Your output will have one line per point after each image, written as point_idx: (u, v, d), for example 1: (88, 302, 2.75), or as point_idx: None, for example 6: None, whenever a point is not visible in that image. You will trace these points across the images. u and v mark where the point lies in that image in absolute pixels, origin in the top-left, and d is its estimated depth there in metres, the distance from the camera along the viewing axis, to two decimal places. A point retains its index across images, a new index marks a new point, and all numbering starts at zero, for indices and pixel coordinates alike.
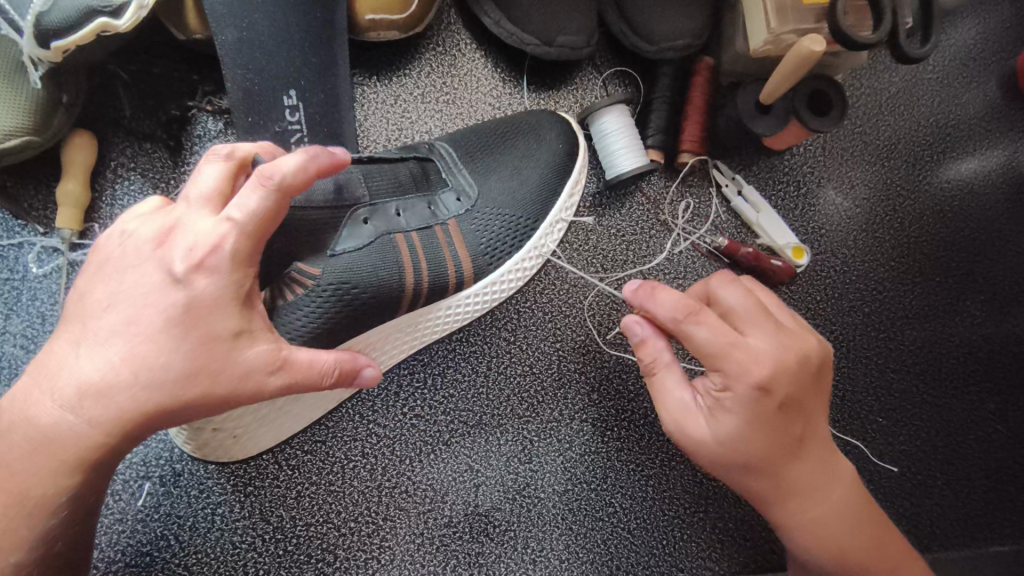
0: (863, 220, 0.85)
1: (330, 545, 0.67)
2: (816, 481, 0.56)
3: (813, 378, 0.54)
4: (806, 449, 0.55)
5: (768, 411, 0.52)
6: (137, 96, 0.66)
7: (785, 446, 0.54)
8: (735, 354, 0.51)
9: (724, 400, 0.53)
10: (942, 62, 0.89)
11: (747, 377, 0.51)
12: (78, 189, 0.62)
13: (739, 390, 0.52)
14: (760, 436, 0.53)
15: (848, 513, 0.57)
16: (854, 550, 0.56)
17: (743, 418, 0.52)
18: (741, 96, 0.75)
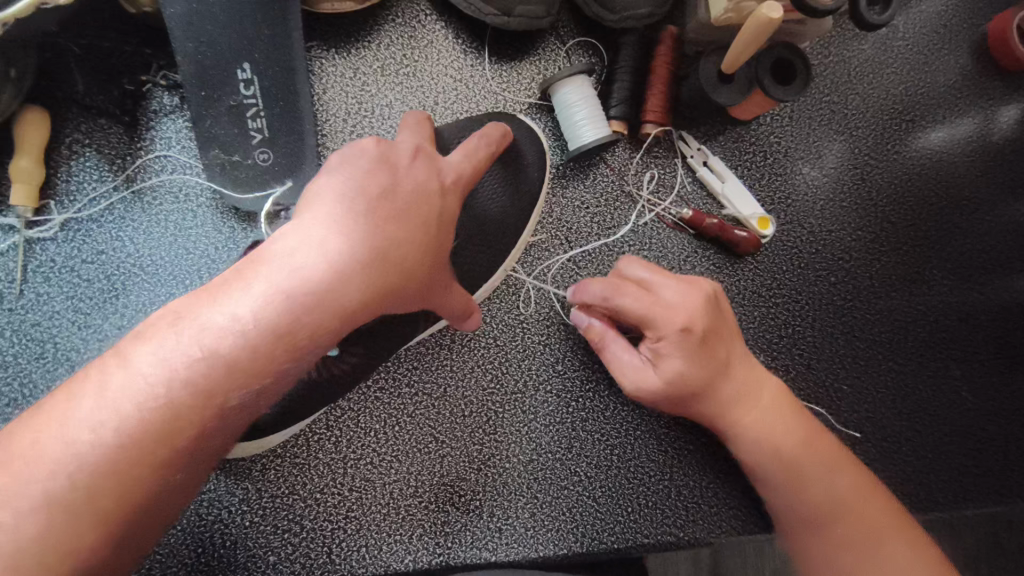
0: (831, 190, 0.85)
1: (296, 515, 0.68)
2: (744, 393, 0.66)
3: (716, 318, 0.67)
4: (732, 368, 0.67)
5: (700, 347, 0.64)
6: (89, 70, 0.65)
7: (716, 371, 0.66)
8: (657, 309, 0.65)
9: (661, 349, 0.65)
10: (913, 30, 0.89)
11: (671, 323, 0.64)
12: (31, 165, 0.62)
13: (671, 336, 0.64)
14: (693, 368, 0.64)
15: (782, 420, 0.66)
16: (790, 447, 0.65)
17: (680, 359, 0.64)
18: (704, 65, 0.74)
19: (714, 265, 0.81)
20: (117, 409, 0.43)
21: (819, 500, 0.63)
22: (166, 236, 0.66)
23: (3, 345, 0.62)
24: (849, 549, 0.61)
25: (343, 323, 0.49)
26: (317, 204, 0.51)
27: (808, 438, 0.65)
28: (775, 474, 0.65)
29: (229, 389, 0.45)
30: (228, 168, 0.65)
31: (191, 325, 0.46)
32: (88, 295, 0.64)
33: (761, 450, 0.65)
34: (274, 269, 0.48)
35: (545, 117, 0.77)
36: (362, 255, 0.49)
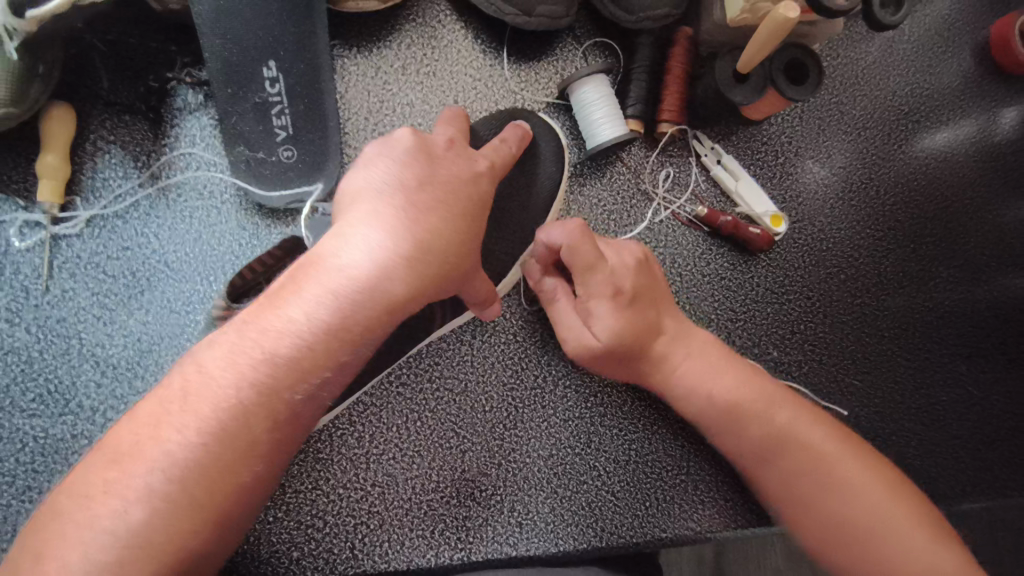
0: (840, 189, 0.86)
1: (320, 511, 0.68)
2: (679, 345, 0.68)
3: (649, 277, 0.69)
4: (662, 322, 0.68)
5: (628, 301, 0.67)
6: (114, 67, 0.65)
7: (648, 324, 0.67)
8: (594, 268, 0.67)
9: (595, 310, 0.67)
10: (918, 32, 0.90)
11: (603, 283, 0.67)
12: (57, 161, 0.63)
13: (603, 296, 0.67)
14: (627, 324, 0.66)
15: (719, 368, 0.67)
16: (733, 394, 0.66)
17: (611, 317, 0.66)
18: (719, 65, 0.76)
19: (727, 263, 0.82)
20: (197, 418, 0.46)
21: (768, 438, 0.64)
22: (191, 232, 0.66)
23: (30, 341, 0.63)
24: (805, 480, 0.63)
25: (394, 313, 0.52)
26: (369, 201, 0.52)
27: (749, 382, 0.67)
28: (716, 422, 0.66)
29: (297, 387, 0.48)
30: (253, 165, 0.66)
31: (260, 331, 0.48)
32: (113, 291, 0.64)
33: (701, 402, 0.67)
34: (330, 267, 0.50)
35: (563, 116, 0.78)
36: (407, 249, 0.52)
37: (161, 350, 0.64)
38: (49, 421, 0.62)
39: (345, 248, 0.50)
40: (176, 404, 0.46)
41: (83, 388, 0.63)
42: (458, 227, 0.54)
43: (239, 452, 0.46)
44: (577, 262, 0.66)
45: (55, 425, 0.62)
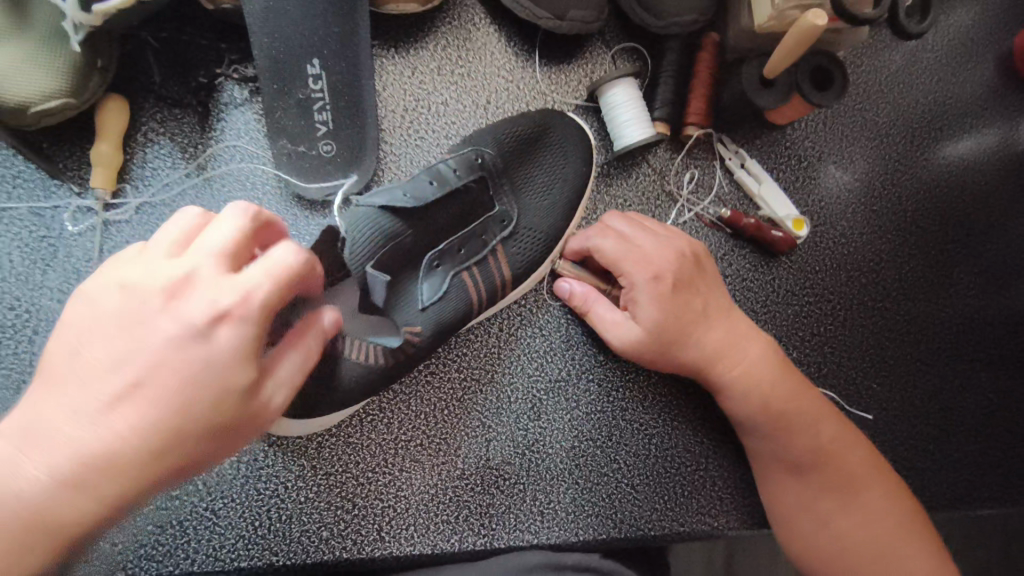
0: (862, 194, 0.88)
1: (349, 493, 0.70)
2: (723, 339, 0.70)
3: (693, 269, 0.71)
4: (711, 318, 0.70)
5: (673, 294, 0.69)
6: (166, 62, 0.69)
7: (694, 318, 0.69)
8: (630, 258, 0.70)
9: (637, 296, 0.69)
10: (941, 42, 0.92)
11: (643, 270, 0.69)
12: (111, 151, 0.66)
13: (643, 282, 0.69)
14: (669, 312, 0.69)
15: (767, 368, 0.69)
16: (774, 393, 0.68)
17: (652, 305, 0.68)
18: (745, 71, 0.78)
19: (749, 264, 0.83)
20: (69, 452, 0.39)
21: (801, 445, 0.67)
22: None
23: None
24: (827, 490, 0.66)
25: (252, 366, 0.42)
26: (197, 250, 0.41)
27: (790, 386, 0.69)
28: (761, 422, 0.68)
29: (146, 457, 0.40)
30: (294, 158, 0.69)
31: (80, 387, 0.39)
32: None
33: (748, 400, 0.68)
34: (152, 329, 0.40)
35: (591, 118, 0.80)
36: (254, 311, 0.41)
37: None
38: None
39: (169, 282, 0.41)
40: (71, 404, 0.39)
41: None
42: (292, 287, 0.42)
43: (143, 468, 0.40)
44: (604, 256, 0.72)
45: None
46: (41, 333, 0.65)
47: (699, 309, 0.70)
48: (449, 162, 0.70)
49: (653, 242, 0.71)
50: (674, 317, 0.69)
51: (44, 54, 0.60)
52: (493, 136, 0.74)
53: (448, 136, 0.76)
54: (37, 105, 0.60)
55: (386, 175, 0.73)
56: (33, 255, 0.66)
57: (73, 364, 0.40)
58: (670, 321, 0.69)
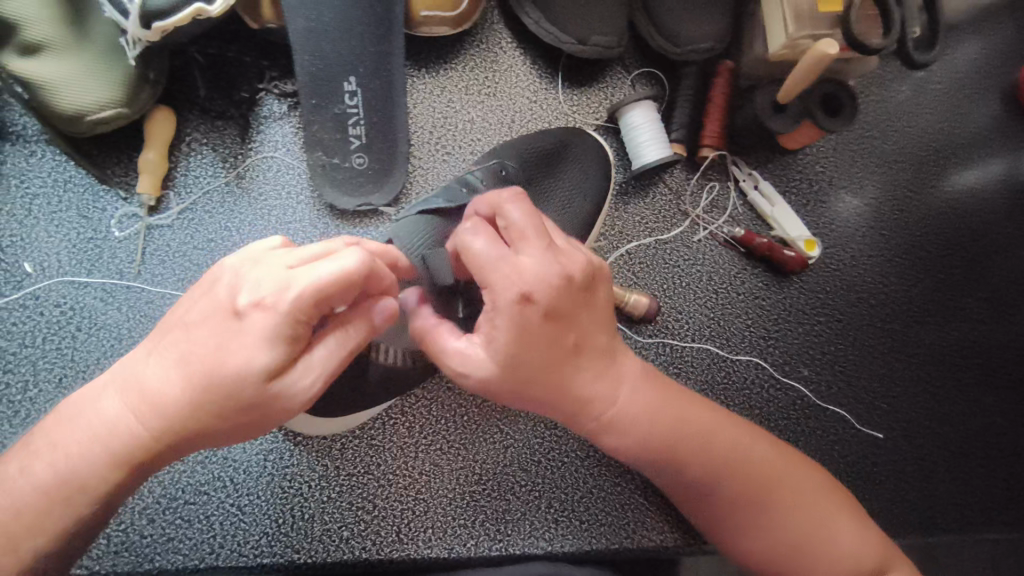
0: (871, 218, 0.90)
1: (370, 494, 0.72)
2: (590, 376, 0.57)
3: (576, 294, 0.51)
4: (589, 354, 0.55)
5: (537, 328, 0.49)
6: (211, 78, 0.73)
7: (554, 357, 0.52)
8: (500, 268, 0.48)
9: (492, 321, 0.50)
10: (948, 75, 0.95)
11: (512, 288, 0.48)
12: (156, 159, 0.70)
13: (505, 303, 0.48)
14: (526, 346, 0.50)
15: (650, 402, 0.60)
16: (652, 432, 0.60)
17: (509, 334, 0.50)
18: (758, 97, 0.81)
19: (761, 283, 0.86)
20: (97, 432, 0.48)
21: (708, 478, 0.61)
22: (267, 231, 0.73)
23: (119, 318, 0.69)
24: (765, 524, 0.61)
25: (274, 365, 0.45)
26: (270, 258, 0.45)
27: (660, 418, 0.60)
28: (659, 460, 0.61)
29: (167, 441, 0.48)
30: (329, 170, 0.72)
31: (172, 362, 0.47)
32: (195, 278, 0.71)
33: (634, 439, 0.60)
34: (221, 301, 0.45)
35: (611, 138, 0.84)
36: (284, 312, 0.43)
37: None
38: None
39: (270, 275, 0.44)
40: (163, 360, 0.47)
41: None
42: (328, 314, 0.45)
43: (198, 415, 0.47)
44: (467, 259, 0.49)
45: None
46: (83, 329, 0.68)
47: (573, 343, 0.53)
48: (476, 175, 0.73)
49: (536, 256, 0.48)
50: (532, 351, 0.51)
51: (101, 67, 0.64)
52: (518, 154, 0.77)
53: (473, 153, 0.80)
54: (91, 114, 0.65)
55: (413, 189, 0.77)
56: (79, 255, 0.69)
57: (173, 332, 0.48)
58: (528, 355, 0.51)
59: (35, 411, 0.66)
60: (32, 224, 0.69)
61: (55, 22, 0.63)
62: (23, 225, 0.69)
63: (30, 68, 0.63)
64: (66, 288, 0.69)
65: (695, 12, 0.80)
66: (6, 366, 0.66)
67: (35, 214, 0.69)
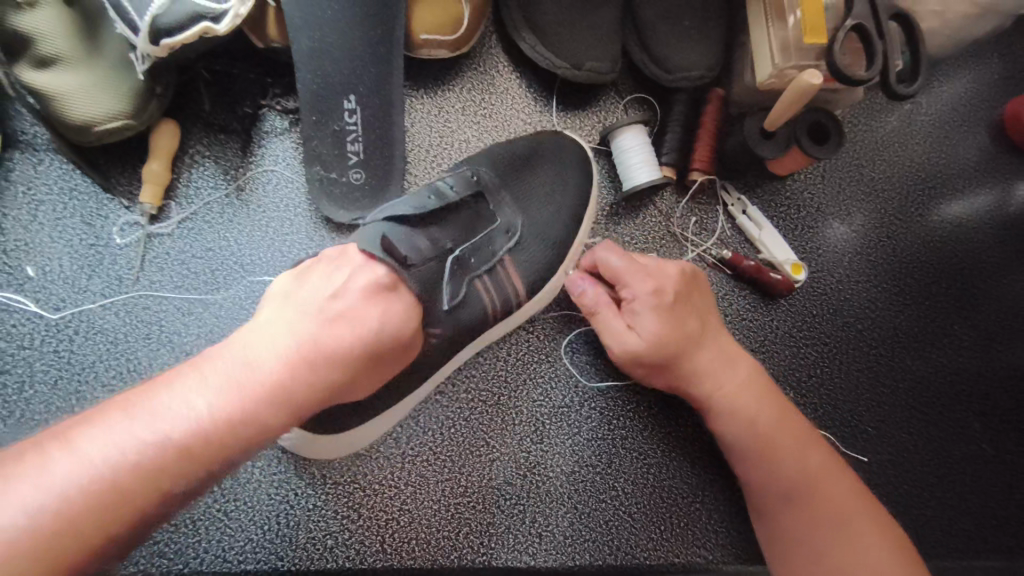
0: (858, 245, 0.92)
1: (355, 503, 0.73)
2: (713, 363, 0.72)
3: (702, 295, 0.76)
4: (701, 342, 0.72)
5: (670, 309, 0.72)
6: (216, 93, 0.76)
7: (688, 339, 0.72)
8: (634, 272, 0.74)
9: (635, 309, 0.72)
10: (935, 107, 0.97)
11: (661, 282, 0.73)
12: (161, 169, 0.72)
13: (643, 293, 0.72)
14: (670, 323, 0.71)
15: (740, 399, 0.71)
16: (769, 423, 0.70)
17: (650, 318, 0.71)
18: (747, 124, 0.83)
19: (748, 305, 0.87)
20: (65, 478, 0.44)
21: (788, 474, 0.68)
22: (266, 241, 0.75)
23: (116, 322, 0.71)
24: (832, 526, 0.66)
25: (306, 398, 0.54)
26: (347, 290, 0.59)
27: (766, 413, 0.70)
28: (747, 447, 0.70)
29: (180, 477, 0.47)
30: (326, 184, 0.74)
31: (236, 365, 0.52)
32: (194, 286, 0.73)
33: (738, 425, 0.70)
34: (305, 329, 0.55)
35: (603, 161, 0.86)
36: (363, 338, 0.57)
37: None
38: None
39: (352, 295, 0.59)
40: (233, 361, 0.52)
41: (158, 370, 0.70)
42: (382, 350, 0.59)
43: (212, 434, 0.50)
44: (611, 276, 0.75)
45: None
46: (81, 333, 0.70)
47: (695, 329, 0.73)
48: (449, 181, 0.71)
49: (644, 291, 0.72)
50: (671, 328, 0.71)
51: (112, 79, 0.67)
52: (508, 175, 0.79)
53: None
54: (102, 123, 0.67)
55: None
56: (81, 261, 0.71)
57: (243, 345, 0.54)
58: (669, 332, 0.71)
59: (30, 411, 0.67)
60: (36, 230, 0.71)
61: (69, 37, 0.65)
62: (28, 230, 0.71)
63: (43, 80, 0.65)
64: (66, 292, 0.70)
65: (687, 41, 0.83)
66: (4, 367, 0.68)
67: (39, 220, 0.71)
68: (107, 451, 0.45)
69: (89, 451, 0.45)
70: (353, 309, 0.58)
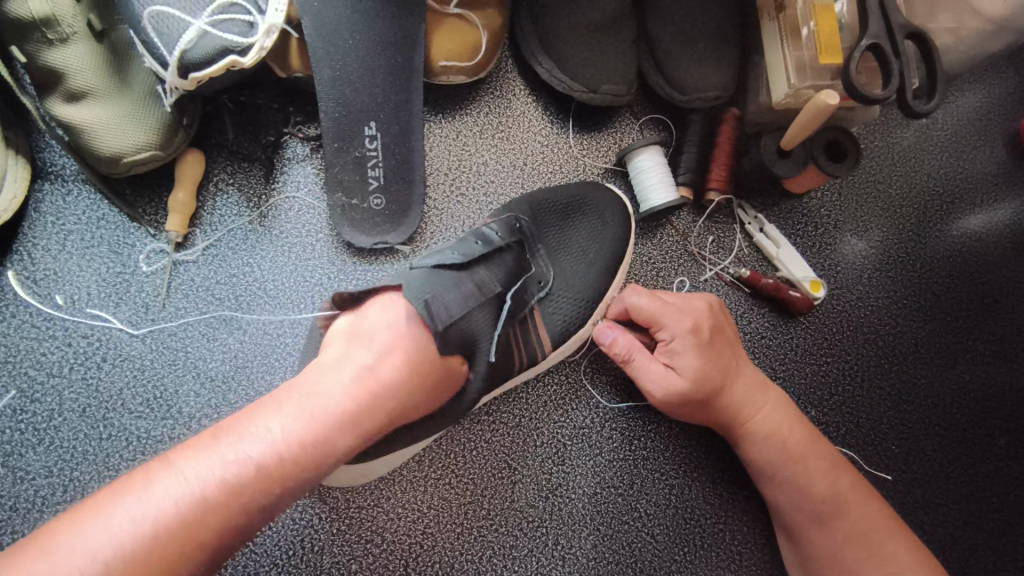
0: (877, 261, 0.92)
1: (378, 527, 0.73)
2: (748, 392, 0.72)
3: (727, 324, 0.76)
4: (735, 372, 0.72)
5: (709, 345, 0.72)
6: (240, 122, 0.77)
7: (727, 371, 0.72)
8: (666, 309, 0.73)
9: (674, 348, 0.71)
10: (950, 122, 0.97)
11: (695, 317, 0.73)
12: (186, 198, 0.73)
13: (682, 332, 0.71)
14: (710, 359, 0.71)
15: (775, 424, 0.72)
16: (801, 446, 0.71)
17: (692, 356, 0.70)
18: (764, 143, 0.83)
19: (768, 323, 0.87)
20: (163, 501, 0.47)
21: (821, 494, 0.70)
22: (288, 266, 0.76)
23: (144, 349, 0.72)
24: (861, 544, 0.68)
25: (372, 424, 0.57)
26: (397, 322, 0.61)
27: (797, 438, 0.71)
28: (780, 468, 0.71)
29: (264, 497, 0.50)
30: (347, 210, 0.75)
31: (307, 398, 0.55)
32: (218, 311, 0.74)
33: (772, 450, 0.71)
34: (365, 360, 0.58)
35: (619, 181, 0.87)
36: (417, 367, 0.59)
37: (252, 368, 0.73)
38: (152, 423, 0.70)
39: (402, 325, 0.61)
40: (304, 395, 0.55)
41: (184, 396, 0.71)
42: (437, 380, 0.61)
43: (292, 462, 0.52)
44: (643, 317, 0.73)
45: (156, 427, 0.70)
46: (109, 360, 0.71)
47: (729, 360, 0.73)
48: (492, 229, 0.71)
49: (682, 328, 0.72)
50: (711, 365, 0.71)
51: (139, 112, 0.68)
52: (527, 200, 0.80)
53: (486, 194, 0.83)
54: (129, 155, 0.69)
55: (428, 228, 0.80)
56: (108, 289, 0.73)
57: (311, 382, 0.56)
58: (710, 369, 0.71)
59: (59, 439, 0.68)
60: (65, 259, 0.72)
61: (97, 71, 0.67)
62: (57, 260, 0.72)
63: (74, 113, 0.67)
64: (95, 320, 0.72)
65: (702, 62, 0.83)
66: (35, 395, 0.69)
67: (68, 249, 0.73)
68: (198, 475, 0.48)
69: (185, 472, 0.48)
70: (407, 342, 0.60)
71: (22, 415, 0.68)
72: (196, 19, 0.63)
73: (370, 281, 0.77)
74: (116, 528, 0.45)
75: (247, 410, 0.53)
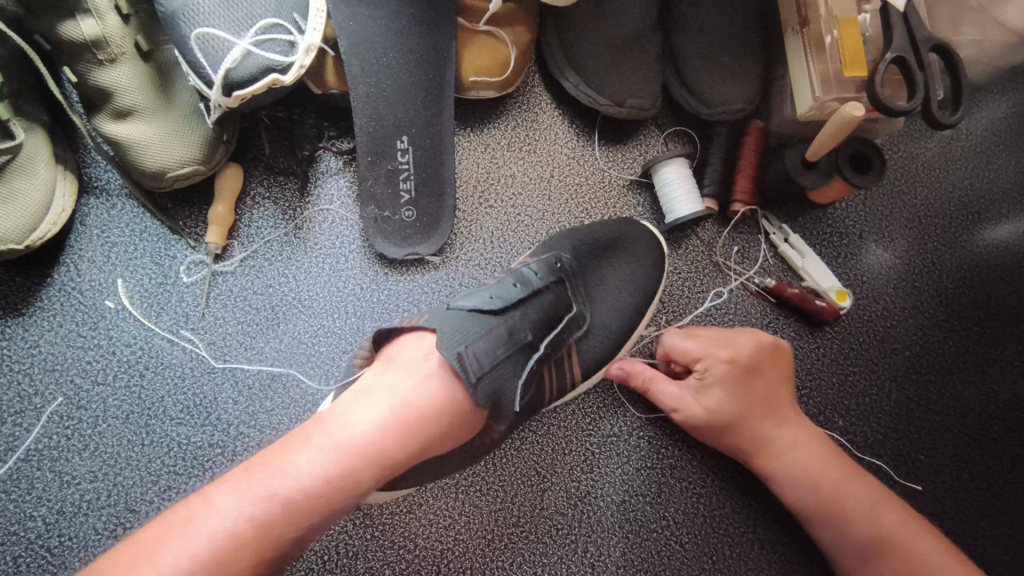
0: (903, 271, 0.92)
1: (411, 533, 0.75)
2: (773, 430, 0.72)
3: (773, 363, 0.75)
4: (763, 409, 0.72)
5: (740, 381, 0.72)
6: (276, 138, 0.80)
7: (753, 407, 0.72)
8: (702, 344, 0.74)
9: (702, 381, 0.73)
10: (976, 132, 0.97)
11: (728, 353, 0.73)
12: (225, 211, 0.75)
13: (715, 366, 0.73)
14: (737, 395, 0.72)
15: (804, 459, 0.71)
16: (833, 484, 0.69)
17: (718, 391, 0.72)
18: (788, 155, 0.84)
19: (793, 332, 0.88)
20: (199, 543, 0.49)
21: (857, 532, 0.67)
22: (322, 276, 0.78)
23: (184, 357, 0.74)
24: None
25: (397, 458, 0.58)
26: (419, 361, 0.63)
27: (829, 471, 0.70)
28: (813, 508, 0.70)
29: (296, 531, 0.52)
30: (380, 222, 0.77)
31: (337, 432, 0.57)
32: (255, 321, 0.76)
33: (800, 490, 0.70)
34: (390, 394, 0.60)
35: (644, 193, 0.88)
36: (441, 404, 0.61)
37: (289, 376, 0.74)
38: (192, 429, 0.72)
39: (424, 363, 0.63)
40: (335, 429, 0.57)
41: (222, 403, 0.73)
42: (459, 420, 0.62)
43: (320, 497, 0.53)
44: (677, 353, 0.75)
45: (196, 433, 0.72)
46: (151, 368, 0.73)
47: (761, 397, 0.72)
48: (530, 266, 0.73)
49: (716, 362, 0.73)
50: (736, 401, 0.72)
51: (182, 128, 0.71)
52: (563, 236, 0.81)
53: (515, 207, 0.84)
54: (173, 169, 0.71)
55: (457, 239, 0.82)
56: (151, 299, 0.75)
57: (344, 416, 0.58)
58: (733, 405, 0.72)
59: (103, 445, 0.70)
60: (109, 270, 0.75)
61: (143, 89, 0.70)
62: (102, 271, 0.75)
63: (122, 130, 0.70)
64: (137, 330, 0.74)
65: (726, 75, 0.85)
66: (80, 402, 0.71)
67: (113, 260, 0.75)
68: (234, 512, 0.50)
69: (223, 508, 0.51)
70: (432, 379, 0.62)
71: (69, 421, 0.71)
72: (240, 40, 0.65)
73: (402, 291, 0.79)
74: (168, 558, 0.48)
75: (280, 446, 0.56)
